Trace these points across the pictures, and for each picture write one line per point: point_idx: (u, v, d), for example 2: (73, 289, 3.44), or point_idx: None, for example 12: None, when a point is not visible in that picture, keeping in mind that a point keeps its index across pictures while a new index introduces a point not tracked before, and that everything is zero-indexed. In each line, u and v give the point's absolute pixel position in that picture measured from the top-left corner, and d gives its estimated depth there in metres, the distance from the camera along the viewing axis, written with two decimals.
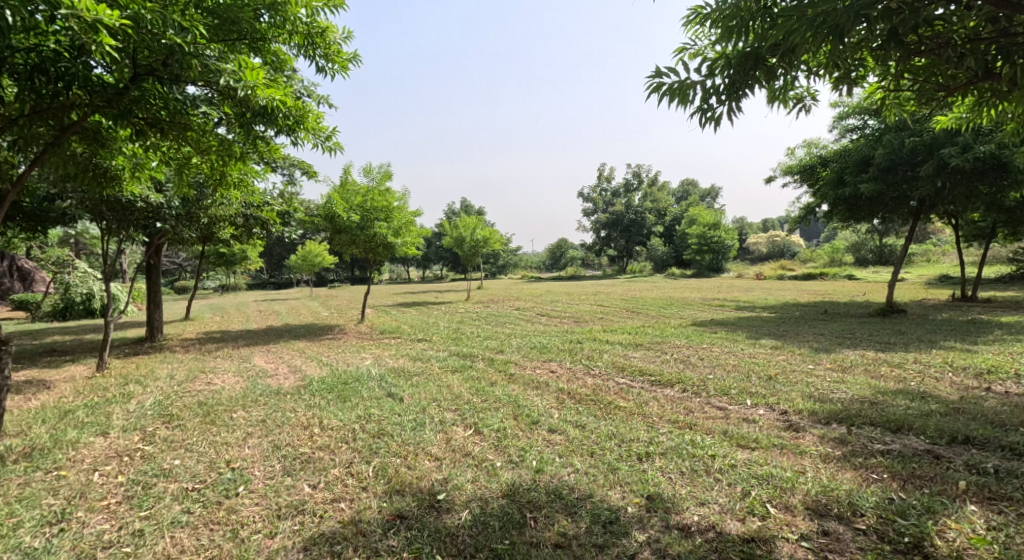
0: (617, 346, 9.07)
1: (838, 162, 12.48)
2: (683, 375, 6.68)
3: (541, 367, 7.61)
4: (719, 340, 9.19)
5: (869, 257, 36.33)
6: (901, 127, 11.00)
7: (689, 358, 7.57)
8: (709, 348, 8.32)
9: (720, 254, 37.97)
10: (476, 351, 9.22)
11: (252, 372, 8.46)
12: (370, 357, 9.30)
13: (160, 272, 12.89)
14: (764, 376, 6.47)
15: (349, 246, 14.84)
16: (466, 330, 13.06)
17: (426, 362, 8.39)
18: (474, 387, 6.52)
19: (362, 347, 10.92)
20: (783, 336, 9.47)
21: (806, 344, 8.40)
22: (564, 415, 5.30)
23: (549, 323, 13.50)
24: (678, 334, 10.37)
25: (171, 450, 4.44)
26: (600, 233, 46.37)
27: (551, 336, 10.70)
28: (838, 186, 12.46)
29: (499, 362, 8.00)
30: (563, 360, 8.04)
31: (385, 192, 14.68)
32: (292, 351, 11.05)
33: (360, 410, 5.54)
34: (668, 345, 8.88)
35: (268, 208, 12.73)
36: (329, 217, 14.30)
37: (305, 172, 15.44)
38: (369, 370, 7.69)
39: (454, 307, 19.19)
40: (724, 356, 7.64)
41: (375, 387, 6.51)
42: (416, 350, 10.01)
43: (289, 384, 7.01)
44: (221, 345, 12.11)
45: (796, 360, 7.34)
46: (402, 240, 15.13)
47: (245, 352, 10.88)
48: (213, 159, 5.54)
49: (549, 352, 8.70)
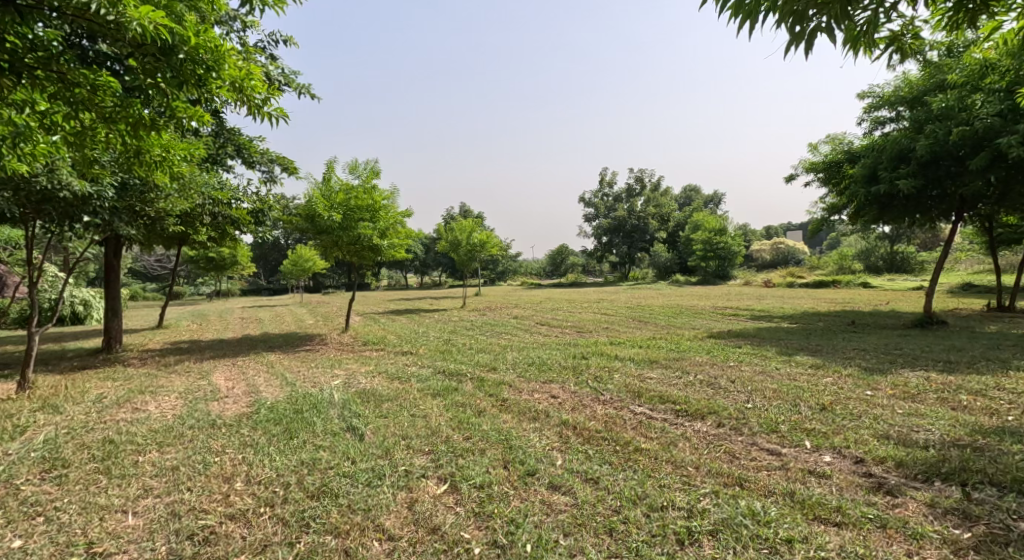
0: (629, 363, 7.82)
1: (870, 157, 11.31)
2: (714, 404, 5.43)
3: (538, 390, 6.36)
4: (748, 356, 7.95)
5: (880, 265, 35.25)
6: (945, 116, 9.84)
7: (718, 381, 6.33)
8: (738, 368, 7.07)
9: (726, 261, 36.73)
10: (465, 368, 8.00)
11: (202, 393, 7.23)
12: (344, 375, 8.04)
13: (119, 275, 11.59)
14: (817, 407, 5.22)
15: (332, 248, 13.61)
16: (457, 341, 11.81)
17: (406, 383, 7.14)
18: (457, 418, 5.27)
19: (340, 362, 9.68)
20: (819, 352, 8.24)
21: (852, 363, 7.16)
22: (570, 462, 4.07)
23: (549, 334, 12.24)
24: (696, 348, 9.10)
25: (22, 521, 3.24)
26: (602, 239, 45.26)
27: (553, 350, 9.45)
28: (870, 183, 11.28)
29: (490, 383, 6.77)
30: (567, 380, 6.80)
31: (371, 190, 13.48)
32: (261, 365, 9.82)
33: (307, 452, 4.29)
34: (689, 362, 7.63)
35: (239, 206, 11.59)
36: (310, 216, 13.11)
37: (286, 168, 14.27)
38: (336, 392, 6.44)
39: (447, 314, 17.93)
40: (760, 378, 6.41)
41: (335, 418, 5.26)
42: (398, 365, 8.76)
43: (233, 411, 5.76)
44: (184, 358, 10.88)
45: (848, 384, 6.10)
46: (389, 243, 13.90)
47: (206, 368, 9.68)
48: (121, 130, 4.32)
49: (550, 370, 7.46)
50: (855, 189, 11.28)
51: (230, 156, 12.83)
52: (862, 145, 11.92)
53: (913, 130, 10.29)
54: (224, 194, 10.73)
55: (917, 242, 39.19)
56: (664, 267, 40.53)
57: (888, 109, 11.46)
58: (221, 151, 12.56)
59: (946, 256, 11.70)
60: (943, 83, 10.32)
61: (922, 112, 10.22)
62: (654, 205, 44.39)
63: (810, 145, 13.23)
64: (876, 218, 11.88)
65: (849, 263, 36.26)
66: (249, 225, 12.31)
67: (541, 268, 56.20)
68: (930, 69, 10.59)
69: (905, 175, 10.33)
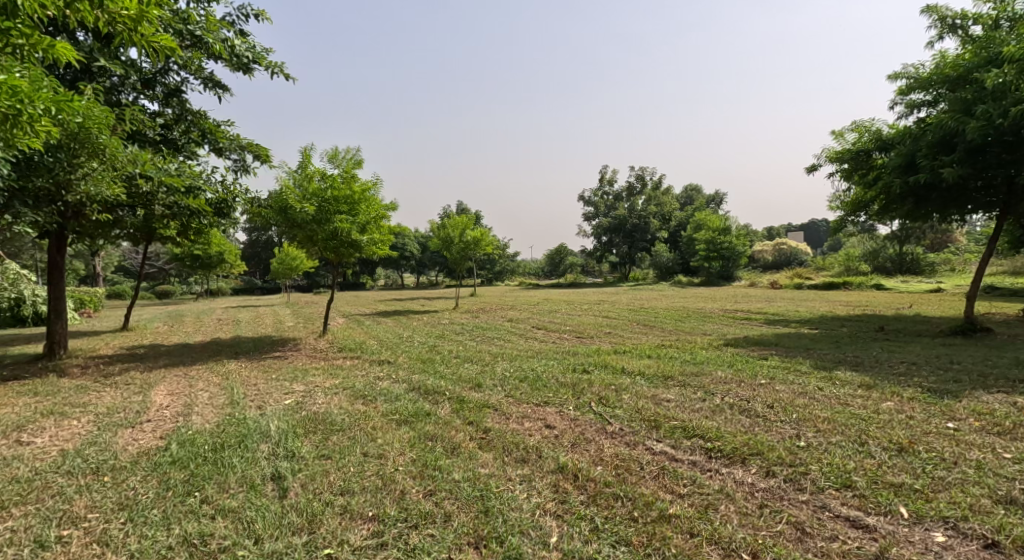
0: (640, 379, 6.56)
1: (906, 143, 10.09)
2: (756, 442, 4.20)
3: (528, 418, 5.09)
4: (780, 372, 6.69)
5: (888, 265, 34.10)
6: (999, 95, 8.61)
7: (754, 408, 5.09)
8: (775, 389, 5.81)
9: (730, 262, 35.49)
10: (444, 383, 6.74)
11: (125, 414, 5.99)
12: (302, 393, 6.77)
13: (62, 273, 10.25)
14: (893, 447, 3.97)
15: (307, 244, 12.38)
16: (443, 349, 10.53)
17: (371, 405, 5.86)
18: (421, 460, 4.03)
19: (304, 373, 8.39)
20: (861, 365, 7.00)
21: (911, 383, 5.90)
22: (569, 539, 3.00)
23: (546, 340, 10.96)
24: (715, 360, 7.82)
25: None
26: (602, 238, 44.02)
27: (551, 360, 8.19)
28: (907, 172, 10.08)
29: (471, 406, 5.51)
30: (564, 403, 5.52)
31: (351, 180, 12.24)
32: (216, 376, 8.57)
33: (201, 519, 3.13)
34: (712, 380, 6.36)
35: (199, 195, 10.26)
36: (281, 208, 11.84)
37: (258, 156, 12.96)
38: (279, 418, 5.16)
39: (437, 317, 16.62)
40: (807, 404, 5.16)
41: (261, 459, 4.01)
42: (369, 379, 7.50)
43: (137, 446, 4.47)
44: (132, 366, 9.63)
45: (918, 413, 4.84)
46: (369, 238, 12.62)
47: (152, 379, 8.48)
48: None
49: (543, 388, 6.18)
50: (889, 179, 10.08)
51: (196, 144, 11.58)
52: (895, 132, 10.69)
53: (960, 111, 9.06)
54: (179, 180, 9.43)
55: (926, 243, 37.94)
56: (666, 268, 39.27)
57: (925, 91, 10.24)
58: (185, 136, 11.32)
59: (989, 252, 10.50)
60: (994, 58, 9.07)
61: (972, 90, 8.97)
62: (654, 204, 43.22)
63: (833, 133, 12.04)
64: (912, 212, 10.69)
65: (856, 263, 34.98)
66: (210, 218, 10.93)
67: (540, 269, 54.96)
68: (978, 44, 9.34)
69: (949, 162, 9.11)
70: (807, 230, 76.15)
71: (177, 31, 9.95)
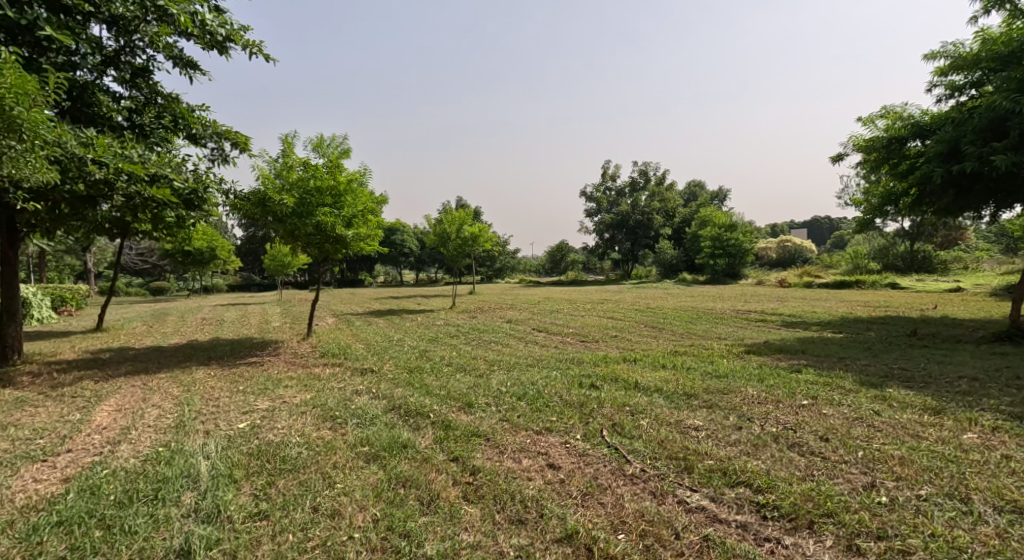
0: (658, 398, 5.59)
1: (947, 130, 9.14)
2: (820, 495, 3.26)
3: (527, 453, 4.15)
4: (821, 390, 5.70)
5: (898, 263, 33.16)
6: None
7: (806, 441, 4.12)
8: (822, 414, 4.85)
9: (736, 258, 34.48)
10: (429, 401, 5.78)
11: (46, 441, 5.01)
12: (263, 413, 5.81)
13: (15, 271, 9.29)
14: (1007, 508, 3.04)
15: (289, 240, 11.42)
16: (434, 355, 9.57)
17: (339, 432, 4.91)
18: (389, 522, 3.14)
19: (275, 385, 7.43)
20: (913, 381, 6.03)
21: (985, 406, 4.92)
22: None
23: (547, 345, 10.01)
24: (741, 372, 6.84)
25: None
26: (604, 235, 42.96)
27: (551, 371, 7.23)
28: (948, 161, 9.13)
29: (458, 435, 4.56)
30: (571, 432, 4.56)
31: (336, 169, 11.30)
32: (176, 388, 7.61)
33: None
34: (743, 400, 5.39)
35: (167, 184, 9.19)
36: (260, 201, 10.81)
37: (237, 144, 11.95)
38: (219, 452, 4.18)
39: (431, 318, 15.61)
40: (870, 437, 4.20)
41: (176, 520, 3.12)
42: (344, 394, 6.53)
43: (28, 496, 3.49)
44: (89, 375, 8.69)
45: (1014, 450, 3.87)
46: (356, 233, 11.65)
47: (103, 391, 7.52)
48: None
49: (545, 409, 5.23)
50: (928, 169, 9.13)
51: (169, 131, 10.57)
52: (933, 117, 9.72)
53: (1013, 92, 8.10)
54: (140, 166, 8.36)
55: (937, 240, 37.00)
56: (670, 266, 38.29)
57: (967, 71, 9.25)
58: (156, 122, 10.30)
59: None
60: None
61: None
62: (659, 201, 42.32)
63: (860, 119, 11.09)
64: (949, 206, 9.76)
65: (865, 260, 34.04)
66: (179, 210, 9.86)
67: (541, 267, 53.93)
68: None
69: (1000, 150, 8.15)
70: (810, 229, 75.07)
71: (140, 1, 8.92)
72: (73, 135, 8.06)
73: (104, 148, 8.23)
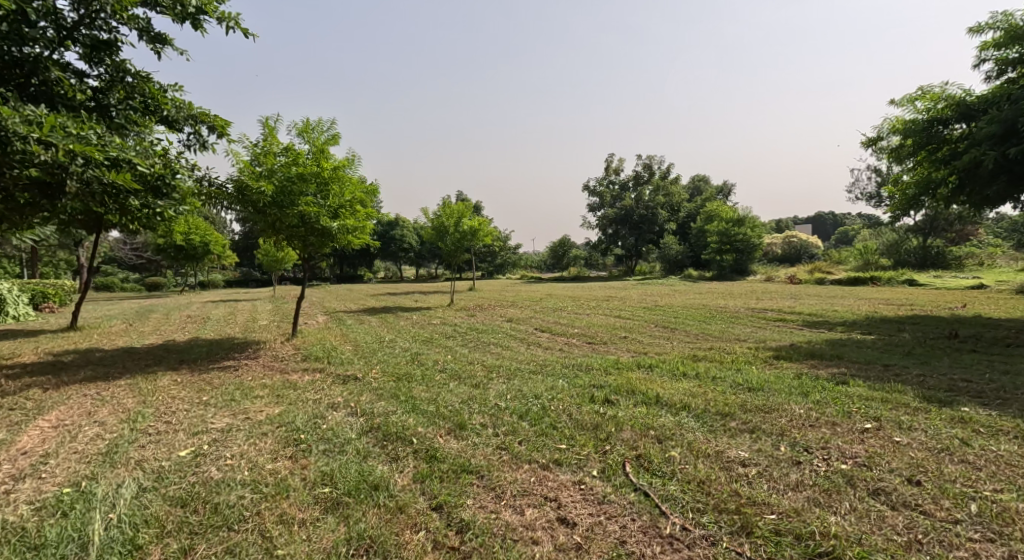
0: (687, 419, 4.64)
1: (1002, 107, 8.22)
2: None
3: (531, 499, 3.22)
4: (883, 409, 4.75)
5: (911, 259, 32.14)
6: None
7: (892, 484, 3.20)
8: (896, 443, 3.91)
9: (744, 254, 33.45)
10: (412, 420, 4.83)
11: None
12: (216, 434, 4.86)
13: None
14: None
15: (271, 232, 10.48)
16: (427, 358, 8.66)
17: (298, 463, 3.98)
18: None
19: (243, 396, 6.50)
20: (986, 397, 5.09)
21: None
22: None
23: (551, 348, 9.07)
24: (779, 383, 5.88)
25: None
26: (608, 230, 41.94)
27: (557, 381, 6.29)
28: (1001, 143, 8.20)
29: (444, 469, 3.64)
30: (585, 467, 3.64)
31: (321, 156, 10.39)
32: (130, 399, 6.68)
33: None
34: (791, 422, 4.46)
35: (129, 169, 8.12)
36: (237, 189, 9.83)
37: (213, 129, 10.97)
38: (136, 498, 3.27)
39: (426, 316, 14.65)
40: (972, 479, 3.26)
41: None
42: (317, 409, 5.57)
43: None
44: (41, 381, 7.78)
45: None
46: (342, 225, 10.69)
47: (47, 402, 6.59)
48: None
49: (552, 433, 4.31)
50: (978, 151, 8.20)
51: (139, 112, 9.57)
52: (981, 96, 8.80)
53: None
54: (96, 148, 7.33)
55: (950, 236, 35.94)
56: (675, 262, 37.30)
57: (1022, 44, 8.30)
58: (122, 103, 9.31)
59: None
60: None
61: None
62: (663, 194, 41.32)
63: (894, 101, 10.15)
64: (995, 195, 8.85)
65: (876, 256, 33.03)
66: (146, 199, 8.83)
67: (542, 263, 53.06)
68: None
69: None
70: (815, 225, 73.98)
71: None
72: (17, 112, 7.02)
73: (54, 127, 7.18)
